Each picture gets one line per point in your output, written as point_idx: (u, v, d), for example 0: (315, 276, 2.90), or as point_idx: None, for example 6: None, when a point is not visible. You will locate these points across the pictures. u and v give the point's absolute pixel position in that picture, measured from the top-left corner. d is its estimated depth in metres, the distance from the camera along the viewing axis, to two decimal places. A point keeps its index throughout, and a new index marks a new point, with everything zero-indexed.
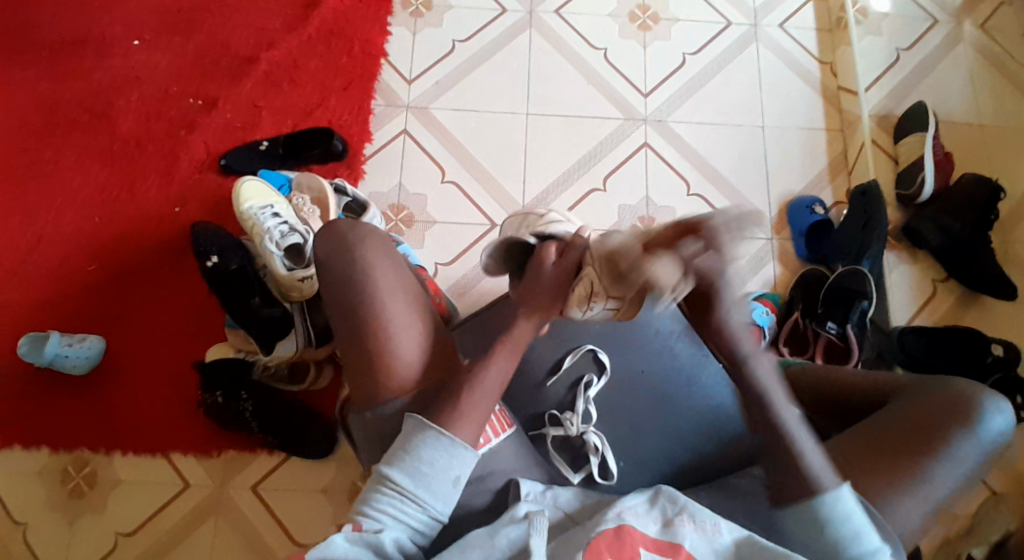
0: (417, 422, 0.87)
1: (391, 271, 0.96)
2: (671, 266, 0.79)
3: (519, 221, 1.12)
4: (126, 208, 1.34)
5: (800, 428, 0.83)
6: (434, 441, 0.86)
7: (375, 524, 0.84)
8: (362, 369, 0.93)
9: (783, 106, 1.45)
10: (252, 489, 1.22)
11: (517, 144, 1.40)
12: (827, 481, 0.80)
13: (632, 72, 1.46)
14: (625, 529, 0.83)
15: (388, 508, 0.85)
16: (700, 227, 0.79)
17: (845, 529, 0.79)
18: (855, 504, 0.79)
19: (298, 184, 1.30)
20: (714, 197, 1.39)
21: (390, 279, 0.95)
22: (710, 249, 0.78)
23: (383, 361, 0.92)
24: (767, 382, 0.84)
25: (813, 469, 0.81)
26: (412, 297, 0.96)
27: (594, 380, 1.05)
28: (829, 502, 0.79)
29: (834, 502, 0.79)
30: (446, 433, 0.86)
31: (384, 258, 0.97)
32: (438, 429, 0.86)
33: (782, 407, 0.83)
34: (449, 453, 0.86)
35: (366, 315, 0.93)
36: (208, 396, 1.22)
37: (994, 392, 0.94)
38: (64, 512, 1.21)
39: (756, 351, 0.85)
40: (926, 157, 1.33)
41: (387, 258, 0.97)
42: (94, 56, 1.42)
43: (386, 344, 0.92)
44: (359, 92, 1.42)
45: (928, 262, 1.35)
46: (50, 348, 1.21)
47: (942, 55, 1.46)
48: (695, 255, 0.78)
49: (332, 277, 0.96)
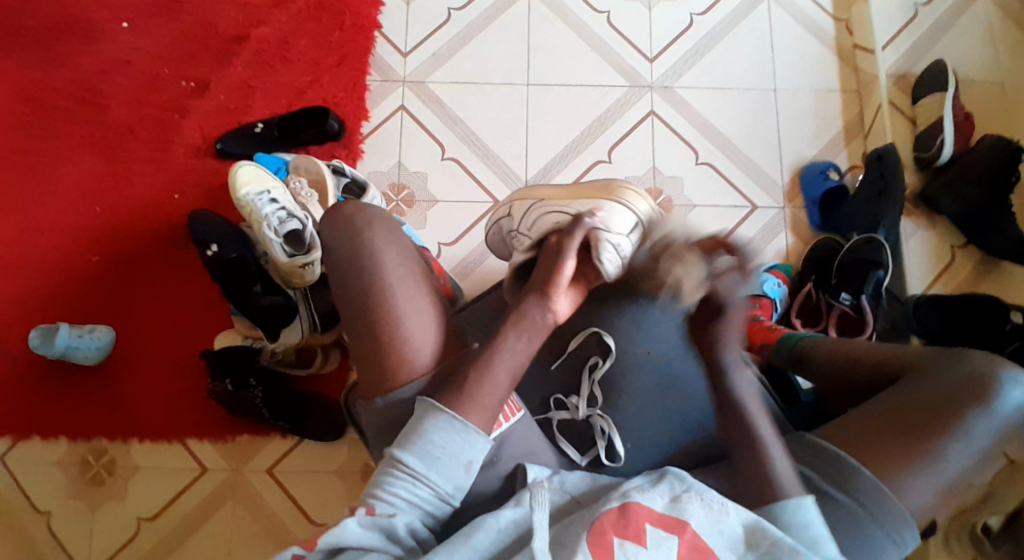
0: (429, 406, 0.87)
1: (396, 255, 0.94)
2: (699, 271, 0.89)
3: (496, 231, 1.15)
4: (125, 196, 1.33)
5: (762, 419, 0.89)
6: (446, 425, 0.86)
7: (388, 508, 0.84)
8: (367, 357, 0.92)
9: (793, 67, 1.39)
10: (268, 472, 1.22)
11: (518, 117, 1.36)
12: (791, 489, 0.84)
13: (635, 36, 1.41)
14: (630, 507, 0.82)
15: (400, 491, 0.84)
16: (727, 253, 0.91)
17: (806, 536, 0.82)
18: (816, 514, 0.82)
19: (295, 166, 1.28)
20: (724, 166, 1.35)
21: (396, 263, 0.93)
22: (738, 268, 0.90)
23: (390, 348, 0.90)
24: (746, 395, 0.91)
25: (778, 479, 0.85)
26: (419, 282, 0.94)
27: (600, 362, 1.02)
28: (792, 509, 0.82)
29: (795, 509, 0.82)
30: (457, 417, 0.86)
31: (390, 243, 0.94)
32: (448, 413, 0.86)
33: (753, 413, 0.89)
34: (462, 438, 0.86)
35: (372, 302, 0.91)
36: (219, 384, 1.22)
37: (1012, 364, 0.91)
38: (86, 501, 1.21)
39: (737, 363, 0.92)
40: (946, 118, 1.27)
41: (393, 241, 0.95)
42: (83, 42, 1.39)
43: (394, 331, 0.91)
44: (353, 68, 1.38)
45: (946, 227, 1.31)
46: (61, 340, 1.21)
47: (961, 8, 1.40)
48: (721, 271, 0.90)
49: (337, 261, 0.94)
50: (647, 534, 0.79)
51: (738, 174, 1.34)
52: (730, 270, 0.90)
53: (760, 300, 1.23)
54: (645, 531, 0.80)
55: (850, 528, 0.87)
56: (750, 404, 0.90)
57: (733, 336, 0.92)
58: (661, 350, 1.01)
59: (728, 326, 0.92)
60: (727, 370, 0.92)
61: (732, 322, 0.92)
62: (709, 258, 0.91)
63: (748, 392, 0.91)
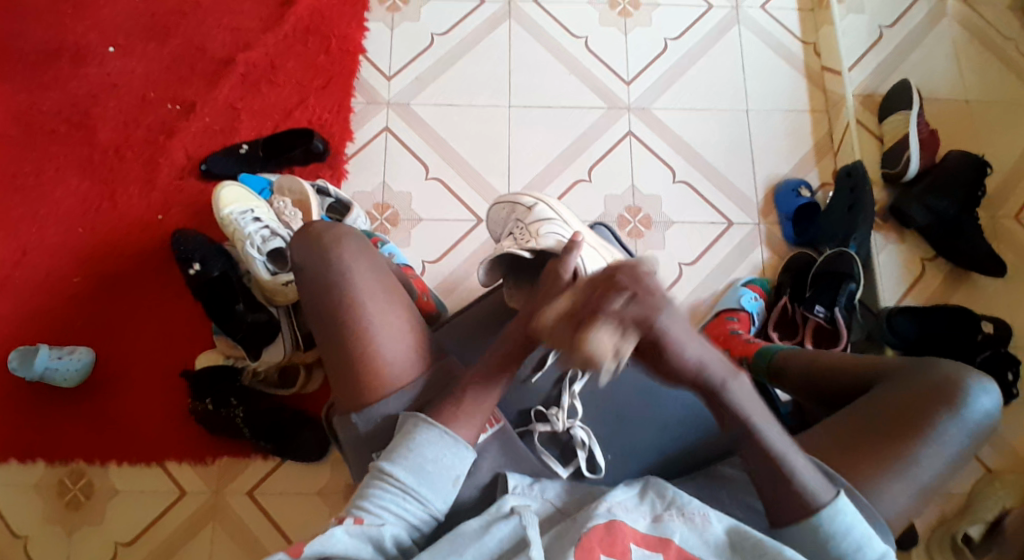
0: (420, 420, 0.88)
1: (367, 268, 0.94)
2: (604, 333, 0.73)
3: (508, 209, 1.13)
4: (109, 218, 1.33)
5: (768, 425, 0.83)
6: (437, 439, 0.87)
7: (376, 519, 0.83)
8: (343, 369, 0.91)
9: (767, 88, 1.44)
10: (249, 494, 1.21)
11: (501, 139, 1.39)
12: (823, 496, 0.82)
13: (614, 59, 1.45)
14: (615, 524, 0.82)
15: (390, 505, 0.84)
16: (618, 277, 0.74)
17: (845, 541, 0.81)
18: (853, 516, 0.81)
19: (279, 186, 1.29)
20: (700, 182, 1.38)
21: (367, 276, 0.93)
22: (632, 299, 0.73)
23: (368, 364, 0.91)
24: (748, 405, 0.82)
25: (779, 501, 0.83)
26: (392, 296, 0.94)
27: (579, 374, 1.03)
28: (829, 518, 0.81)
29: (832, 516, 0.81)
30: (448, 432, 0.87)
31: (361, 259, 0.94)
32: (440, 427, 0.87)
33: (755, 416, 0.83)
34: (452, 453, 0.87)
35: (346, 321, 0.91)
36: (198, 403, 1.21)
37: (981, 373, 0.93)
38: (62, 524, 1.19)
39: (732, 375, 0.81)
40: (911, 136, 1.32)
41: (364, 258, 0.95)
42: (70, 66, 1.41)
43: (371, 348, 0.91)
44: (338, 90, 1.40)
45: (916, 240, 1.34)
46: (40, 363, 1.20)
47: (926, 31, 1.45)
48: (621, 309, 0.73)
49: (310, 276, 0.94)
50: (633, 552, 0.80)
51: (714, 190, 1.38)
52: (629, 293, 0.73)
53: (737, 313, 1.25)
54: (631, 549, 0.80)
55: None
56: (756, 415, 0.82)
57: (688, 343, 0.78)
58: (638, 363, 1.04)
59: (677, 340, 0.77)
60: (724, 386, 0.81)
61: (679, 333, 0.76)
62: (599, 302, 0.74)
63: (751, 404, 0.82)
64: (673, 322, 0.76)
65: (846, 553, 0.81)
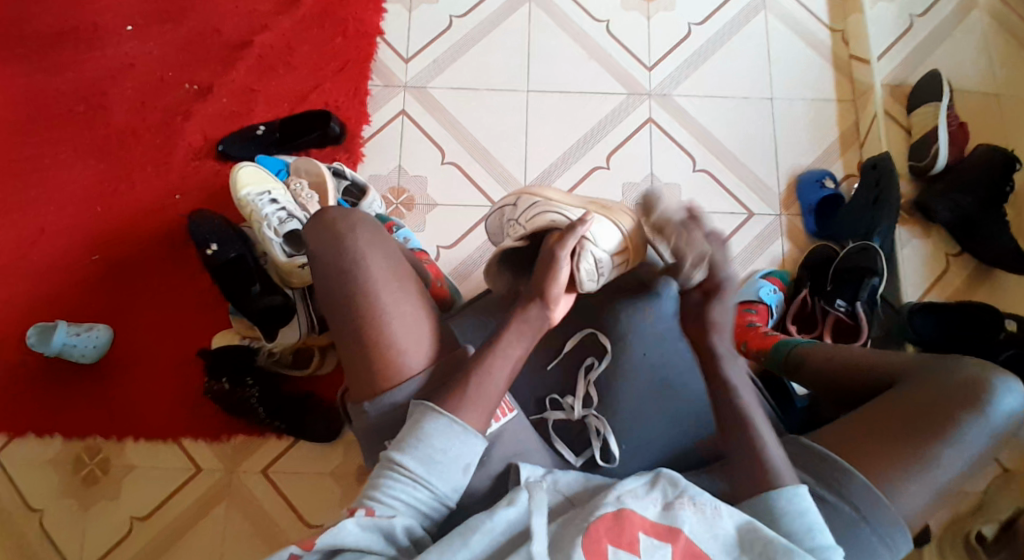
0: (427, 409, 0.87)
1: (382, 257, 0.93)
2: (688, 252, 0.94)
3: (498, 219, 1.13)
4: (127, 198, 1.33)
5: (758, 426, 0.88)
6: (445, 428, 0.86)
7: (387, 510, 0.83)
8: (356, 361, 0.91)
9: (791, 77, 1.41)
10: (262, 473, 1.22)
11: (518, 124, 1.37)
12: (785, 478, 0.84)
13: (634, 45, 1.42)
14: (624, 513, 0.81)
15: (400, 495, 0.84)
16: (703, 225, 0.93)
17: (795, 524, 0.82)
18: (809, 501, 0.82)
19: (296, 168, 1.29)
20: (720, 172, 1.36)
21: (381, 265, 0.92)
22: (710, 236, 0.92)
23: (380, 356, 0.90)
24: (742, 386, 0.91)
25: (774, 465, 0.85)
26: (407, 286, 0.93)
27: (595, 363, 1.02)
28: (786, 496, 0.83)
29: (790, 496, 0.82)
30: (456, 421, 0.86)
31: (375, 248, 0.93)
32: (448, 416, 0.86)
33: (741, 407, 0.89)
34: (460, 441, 0.86)
35: (359, 310, 0.91)
36: (214, 383, 1.22)
37: (1006, 371, 0.90)
38: (78, 499, 1.21)
39: (730, 354, 0.92)
40: (940, 129, 1.28)
41: (378, 246, 0.94)
42: (90, 47, 1.41)
43: (383, 339, 0.90)
44: (355, 74, 1.39)
45: (941, 237, 1.31)
46: (58, 337, 1.21)
47: (957, 21, 1.41)
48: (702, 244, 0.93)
49: (324, 263, 0.93)
50: (640, 543, 0.79)
51: (735, 181, 1.35)
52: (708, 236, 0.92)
53: (756, 306, 1.24)
54: (638, 540, 0.79)
55: (844, 531, 0.86)
56: (742, 393, 0.90)
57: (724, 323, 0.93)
58: (655, 353, 1.01)
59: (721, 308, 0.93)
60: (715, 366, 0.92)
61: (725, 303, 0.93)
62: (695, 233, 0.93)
63: (744, 386, 0.91)
64: (721, 311, 0.93)
65: (795, 533, 0.81)
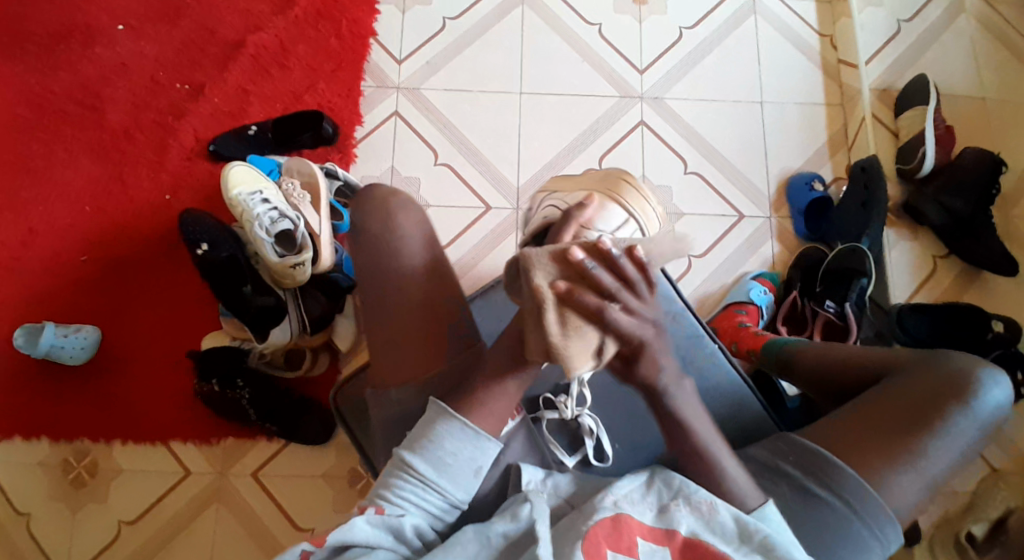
0: (441, 410, 0.84)
1: (425, 242, 0.94)
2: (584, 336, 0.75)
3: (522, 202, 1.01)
4: (116, 198, 1.32)
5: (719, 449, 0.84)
6: (460, 432, 0.84)
7: (397, 509, 0.81)
8: (393, 342, 0.90)
9: (781, 82, 1.42)
10: (253, 475, 1.21)
11: (511, 127, 1.38)
12: (750, 500, 0.84)
13: (627, 48, 1.43)
14: (622, 519, 0.81)
15: (411, 496, 0.82)
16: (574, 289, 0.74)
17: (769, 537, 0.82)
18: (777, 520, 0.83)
19: (288, 168, 1.27)
20: (712, 175, 1.37)
21: (427, 252, 0.93)
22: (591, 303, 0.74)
23: (420, 340, 0.90)
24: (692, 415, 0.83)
25: (738, 491, 0.84)
26: (444, 274, 0.94)
27: (588, 362, 0.99)
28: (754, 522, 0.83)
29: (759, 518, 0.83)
30: (470, 425, 0.84)
31: (419, 231, 0.94)
32: (462, 421, 0.84)
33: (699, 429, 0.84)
34: (473, 445, 0.84)
35: (401, 291, 0.91)
36: (204, 384, 1.20)
37: (993, 365, 0.91)
38: (66, 502, 1.20)
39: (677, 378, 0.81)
40: (927, 132, 1.29)
41: (423, 230, 0.95)
42: (80, 45, 1.39)
43: (428, 325, 0.91)
44: (348, 74, 1.39)
45: (928, 238, 1.33)
46: (46, 339, 1.19)
47: (944, 27, 1.43)
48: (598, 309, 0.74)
49: (370, 238, 0.92)
50: (639, 547, 0.79)
51: (726, 182, 1.37)
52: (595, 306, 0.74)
53: (746, 307, 1.25)
54: (637, 544, 0.79)
55: (834, 525, 0.87)
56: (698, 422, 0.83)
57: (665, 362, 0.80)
58: None
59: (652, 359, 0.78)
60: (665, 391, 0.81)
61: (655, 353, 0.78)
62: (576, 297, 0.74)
63: (692, 412, 0.83)
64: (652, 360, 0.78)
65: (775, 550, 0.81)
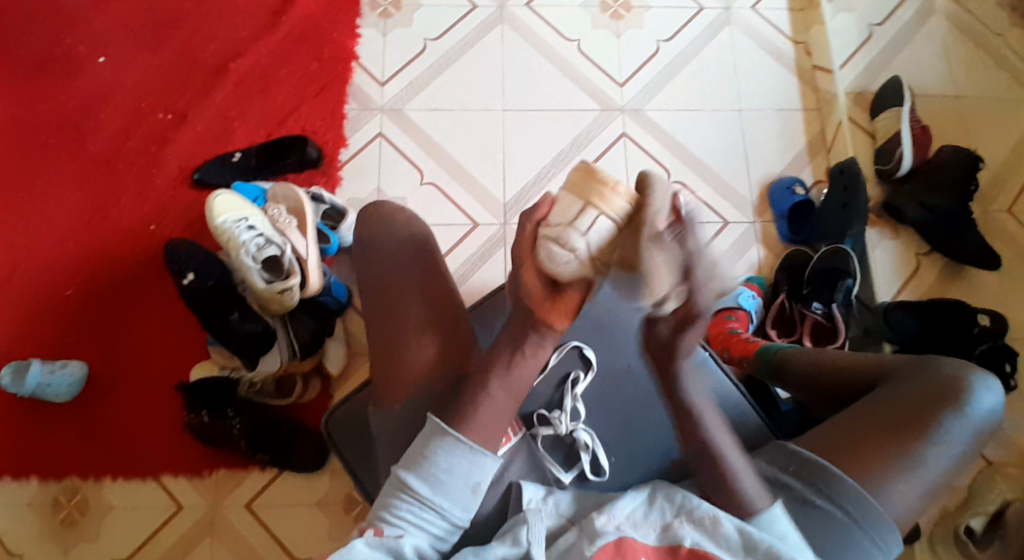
0: (436, 427, 0.83)
1: (422, 251, 0.96)
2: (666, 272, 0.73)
3: None
4: (100, 230, 1.31)
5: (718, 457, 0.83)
6: (452, 448, 0.82)
7: (395, 530, 0.80)
8: (385, 347, 0.91)
9: (760, 89, 1.44)
10: (247, 507, 1.19)
11: (495, 144, 1.38)
12: (756, 501, 0.83)
13: (607, 62, 1.45)
14: (625, 542, 0.80)
15: (408, 515, 0.81)
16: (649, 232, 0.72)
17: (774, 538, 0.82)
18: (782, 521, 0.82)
19: (273, 194, 1.27)
20: (696, 182, 1.38)
21: (422, 260, 0.95)
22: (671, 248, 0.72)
23: (410, 343, 0.90)
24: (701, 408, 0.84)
25: (746, 492, 0.83)
26: (439, 280, 0.95)
27: (581, 375, 1.01)
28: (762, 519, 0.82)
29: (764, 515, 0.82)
30: (462, 440, 0.82)
31: (417, 240, 0.97)
32: (454, 435, 0.82)
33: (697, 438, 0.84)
34: (469, 461, 0.82)
35: (394, 297, 0.93)
36: (194, 417, 1.19)
37: (984, 370, 0.93)
38: (57, 542, 1.17)
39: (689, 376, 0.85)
40: (903, 133, 1.32)
41: (421, 240, 0.97)
42: (59, 78, 1.39)
43: (416, 328, 0.91)
44: (331, 98, 1.39)
45: (911, 237, 1.35)
46: (32, 377, 1.18)
47: (915, 30, 1.46)
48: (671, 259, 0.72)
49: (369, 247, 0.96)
50: None
51: (709, 189, 1.38)
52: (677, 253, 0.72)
53: (736, 312, 1.25)
54: None
55: (836, 533, 0.86)
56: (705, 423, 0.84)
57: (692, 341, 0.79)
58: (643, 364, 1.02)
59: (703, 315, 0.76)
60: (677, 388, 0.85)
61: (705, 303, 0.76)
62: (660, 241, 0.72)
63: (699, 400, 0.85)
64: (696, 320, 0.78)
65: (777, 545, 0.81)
